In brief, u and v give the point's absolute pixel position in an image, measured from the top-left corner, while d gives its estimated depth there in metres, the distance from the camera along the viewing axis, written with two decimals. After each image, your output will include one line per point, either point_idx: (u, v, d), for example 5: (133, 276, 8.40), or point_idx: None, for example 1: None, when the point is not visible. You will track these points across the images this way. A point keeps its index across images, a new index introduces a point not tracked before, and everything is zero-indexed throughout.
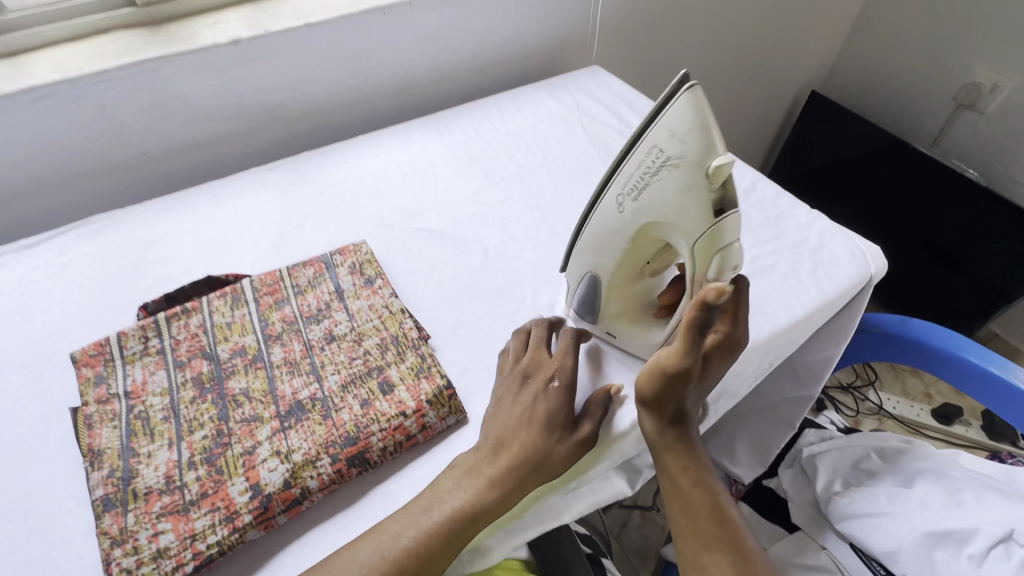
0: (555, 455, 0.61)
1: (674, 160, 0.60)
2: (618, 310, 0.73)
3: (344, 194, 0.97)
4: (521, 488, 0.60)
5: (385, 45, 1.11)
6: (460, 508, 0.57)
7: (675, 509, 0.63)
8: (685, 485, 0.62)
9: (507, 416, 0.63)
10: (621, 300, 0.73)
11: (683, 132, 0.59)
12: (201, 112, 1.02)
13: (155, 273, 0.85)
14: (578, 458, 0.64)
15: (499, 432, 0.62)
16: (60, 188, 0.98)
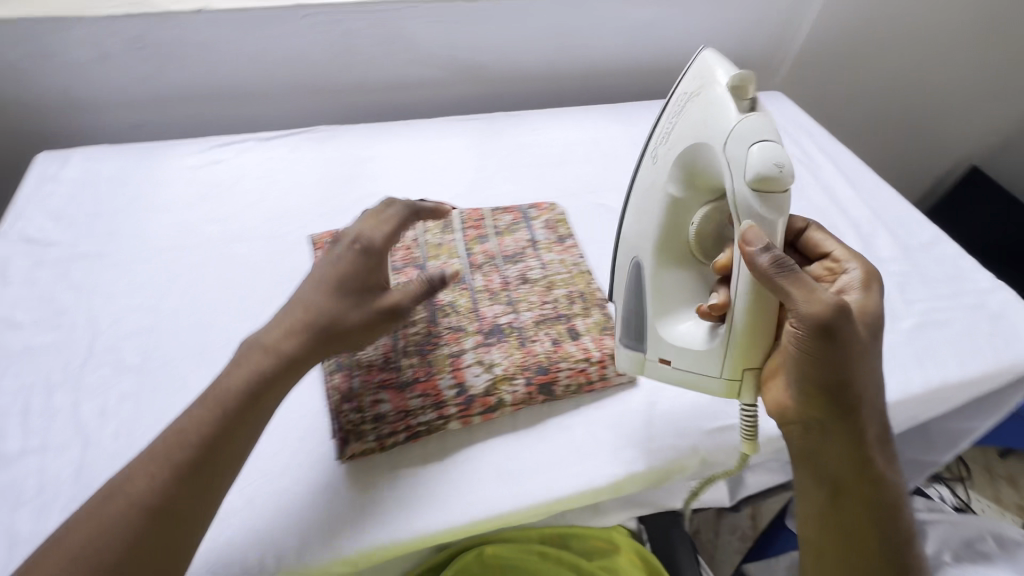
0: (341, 317, 0.60)
1: (695, 92, 0.60)
2: (660, 306, 0.64)
3: (532, 157, 1.04)
4: (276, 346, 0.59)
5: (591, 29, 1.17)
6: (224, 390, 0.56)
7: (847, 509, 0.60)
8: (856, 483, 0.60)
9: (311, 276, 0.64)
10: (664, 292, 0.63)
11: (705, 70, 0.60)
12: (420, 56, 1.10)
13: (367, 186, 0.95)
14: (374, 332, 0.62)
15: (303, 297, 0.62)
16: (288, 97, 1.09)
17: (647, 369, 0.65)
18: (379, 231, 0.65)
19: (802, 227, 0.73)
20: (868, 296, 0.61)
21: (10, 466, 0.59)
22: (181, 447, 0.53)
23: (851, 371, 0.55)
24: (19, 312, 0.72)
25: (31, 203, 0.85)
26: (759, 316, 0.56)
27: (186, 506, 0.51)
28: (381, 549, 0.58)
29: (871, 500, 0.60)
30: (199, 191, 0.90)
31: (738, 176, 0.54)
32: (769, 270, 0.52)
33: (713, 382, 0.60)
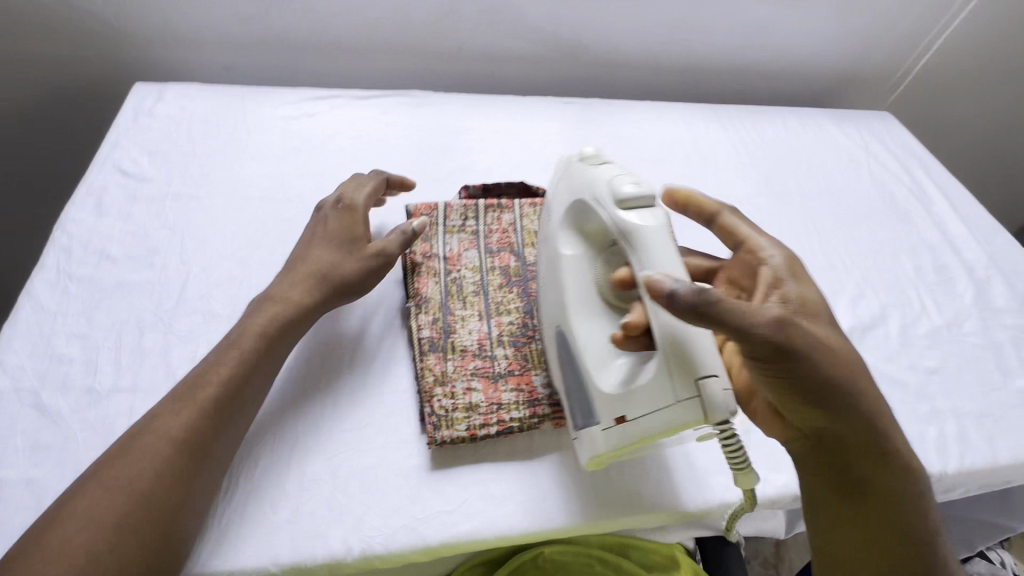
0: (342, 267, 0.63)
1: (558, 182, 0.63)
2: (595, 363, 0.56)
3: (629, 150, 0.99)
4: (285, 299, 0.60)
5: (704, 22, 1.10)
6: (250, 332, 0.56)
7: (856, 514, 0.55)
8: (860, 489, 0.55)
9: (306, 246, 0.65)
10: (593, 346, 0.56)
11: (561, 165, 0.64)
12: (523, 29, 1.05)
13: (460, 160, 0.92)
14: (376, 270, 0.65)
15: (307, 261, 0.63)
16: (384, 56, 1.05)
17: (606, 442, 0.54)
18: (360, 194, 0.69)
19: (712, 211, 0.62)
20: (801, 285, 0.55)
21: (101, 402, 0.59)
22: (202, 381, 0.52)
23: (816, 377, 0.50)
24: (114, 245, 0.71)
25: (125, 133, 0.84)
26: (692, 336, 0.47)
27: (214, 440, 0.50)
28: (464, 543, 0.56)
29: (879, 504, 0.54)
30: (292, 143, 0.88)
31: (612, 207, 0.53)
32: (693, 301, 0.44)
33: (672, 414, 0.48)
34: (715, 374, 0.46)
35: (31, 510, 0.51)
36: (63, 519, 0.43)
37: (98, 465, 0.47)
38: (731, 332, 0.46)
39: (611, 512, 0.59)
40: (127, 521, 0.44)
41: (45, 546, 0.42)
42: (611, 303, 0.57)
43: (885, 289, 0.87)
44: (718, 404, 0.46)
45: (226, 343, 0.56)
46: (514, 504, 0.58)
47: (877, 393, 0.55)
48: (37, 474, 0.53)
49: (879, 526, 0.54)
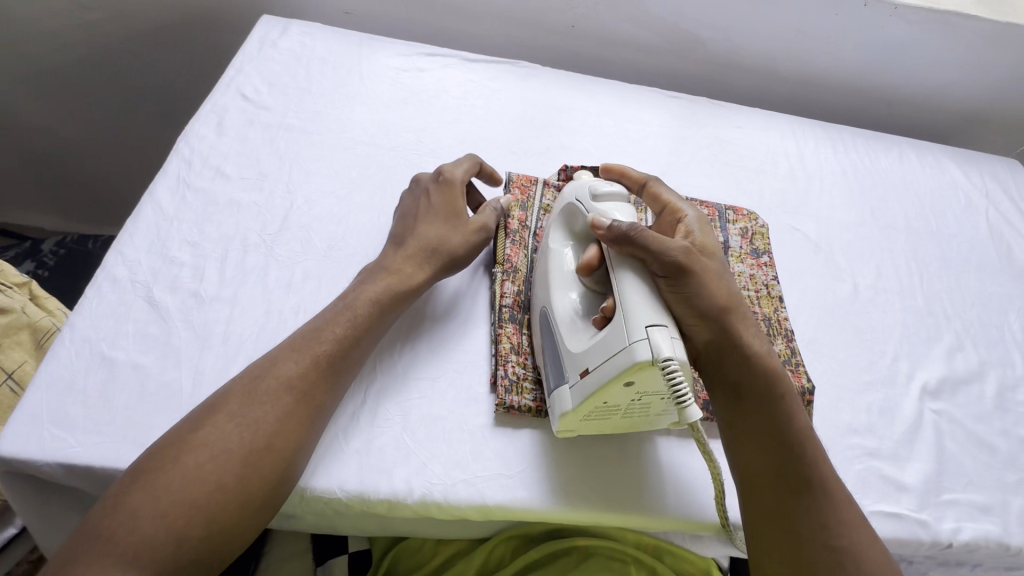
0: (444, 241, 0.65)
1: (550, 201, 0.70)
2: (569, 329, 0.57)
3: (732, 156, 0.96)
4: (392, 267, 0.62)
5: (834, 34, 1.04)
6: (362, 298, 0.59)
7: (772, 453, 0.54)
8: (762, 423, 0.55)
9: (404, 218, 0.67)
10: (569, 316, 0.58)
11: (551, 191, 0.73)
12: (642, 15, 1.03)
13: (559, 138, 0.91)
14: (476, 246, 0.67)
15: (408, 231, 0.65)
16: (497, 22, 1.04)
17: (570, 402, 0.55)
18: (459, 169, 0.70)
19: (640, 181, 0.68)
20: (703, 233, 0.62)
21: (203, 307, 0.62)
22: (318, 338, 0.55)
23: (705, 299, 0.55)
24: (229, 164, 0.75)
25: (249, 61, 0.87)
26: (638, 292, 0.52)
27: (325, 393, 0.53)
28: (516, 508, 0.57)
29: (767, 431, 0.55)
30: (400, 95, 0.89)
31: (588, 202, 0.60)
32: (623, 229, 0.54)
33: (622, 358, 0.50)
34: (663, 324, 0.50)
35: (134, 393, 0.55)
36: (195, 445, 0.47)
37: (225, 398, 0.50)
38: (647, 255, 0.54)
39: (659, 507, 0.59)
40: (251, 459, 0.47)
41: (182, 467, 0.45)
42: (588, 287, 0.59)
43: (986, 346, 0.82)
44: (663, 347, 0.49)
45: (341, 305, 0.58)
46: (570, 481, 0.59)
47: (752, 325, 0.59)
48: (143, 361, 0.57)
49: (768, 454, 0.54)
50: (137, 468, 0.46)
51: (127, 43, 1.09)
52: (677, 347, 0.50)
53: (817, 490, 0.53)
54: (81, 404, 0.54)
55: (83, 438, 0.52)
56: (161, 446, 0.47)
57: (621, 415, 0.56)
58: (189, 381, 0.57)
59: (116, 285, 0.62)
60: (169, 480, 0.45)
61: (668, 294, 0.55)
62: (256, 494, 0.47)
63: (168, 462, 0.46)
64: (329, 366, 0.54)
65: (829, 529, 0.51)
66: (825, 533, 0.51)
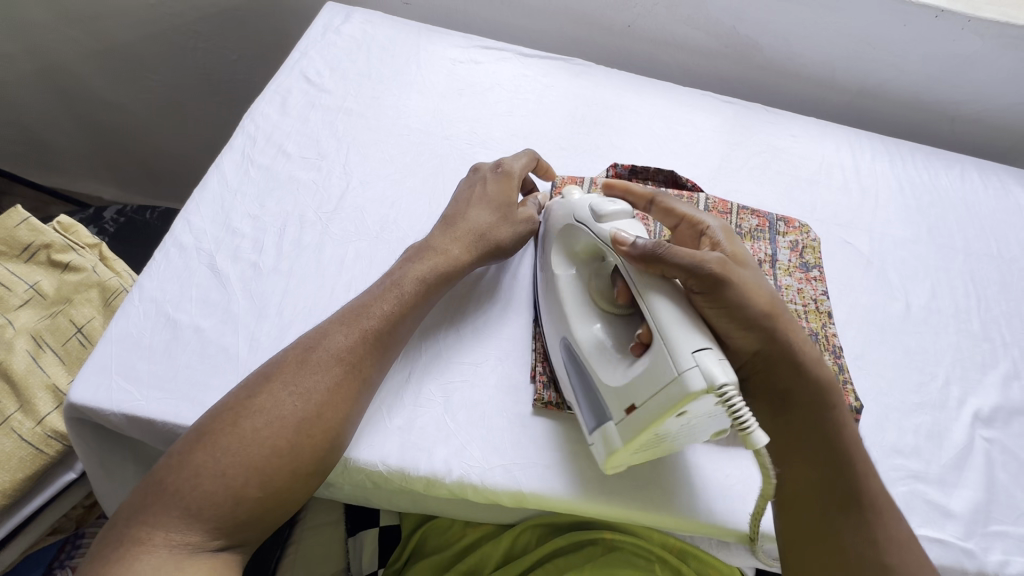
0: (494, 229, 0.66)
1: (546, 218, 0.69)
2: (598, 360, 0.56)
3: (784, 164, 0.94)
4: (439, 246, 0.64)
5: (899, 46, 1.01)
6: (407, 276, 0.60)
7: (815, 461, 0.57)
8: (816, 436, 0.57)
9: (456, 203, 0.68)
10: (594, 345, 0.57)
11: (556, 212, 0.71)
12: (700, 18, 1.02)
13: (610, 137, 0.91)
14: (521, 238, 0.68)
15: (459, 214, 0.66)
16: (554, 19, 1.05)
17: (619, 442, 0.53)
18: (517, 162, 0.71)
19: (646, 197, 0.66)
20: (732, 243, 0.61)
21: (262, 278, 0.64)
22: (361, 317, 0.56)
23: (747, 307, 0.55)
24: (290, 143, 0.77)
25: (313, 45, 0.90)
26: (669, 314, 0.51)
27: (372, 367, 0.55)
28: (552, 499, 0.58)
29: (815, 441, 0.57)
30: (456, 85, 0.90)
31: (592, 223, 0.59)
32: (648, 248, 0.53)
33: (672, 390, 0.48)
34: (709, 348, 0.48)
35: (195, 354, 0.58)
36: (255, 409, 0.49)
37: (280, 365, 0.52)
38: (681, 273, 0.53)
39: (697, 510, 0.58)
40: (304, 426, 0.49)
41: (242, 430, 0.48)
42: (606, 311, 0.59)
43: None
44: (715, 372, 0.47)
45: (388, 283, 0.60)
46: (608, 474, 0.59)
47: (797, 329, 0.59)
48: (203, 325, 0.60)
49: (814, 464, 0.57)
50: (197, 431, 0.48)
51: (195, 24, 1.14)
52: (727, 368, 0.48)
53: (871, 508, 0.54)
54: (146, 359, 0.57)
55: (146, 393, 0.55)
56: (219, 411, 0.49)
57: (669, 441, 0.54)
58: (245, 346, 0.59)
59: (182, 251, 0.65)
60: (229, 442, 0.47)
61: (706, 307, 0.54)
62: (308, 458, 0.49)
63: (228, 426, 0.48)
64: (377, 342, 0.56)
65: (880, 546, 0.52)
66: (878, 552, 0.52)
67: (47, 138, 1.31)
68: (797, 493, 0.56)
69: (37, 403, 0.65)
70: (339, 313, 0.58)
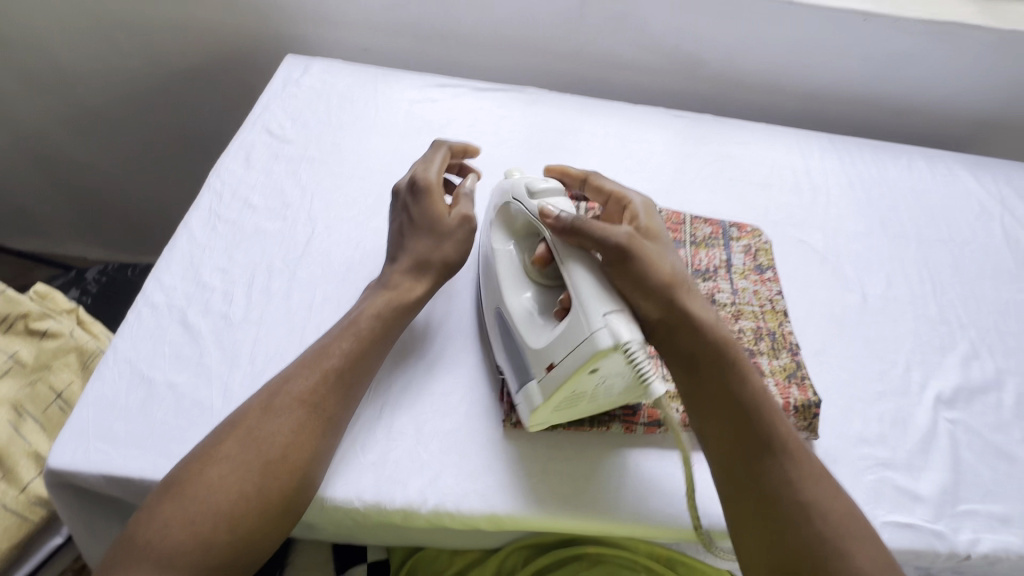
0: (438, 253, 0.67)
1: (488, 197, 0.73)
2: (528, 324, 0.60)
3: (736, 171, 0.98)
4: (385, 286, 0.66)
5: (835, 50, 1.06)
6: (360, 316, 0.63)
7: (720, 416, 0.58)
8: (725, 396, 0.58)
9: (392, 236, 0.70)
10: (524, 313, 0.61)
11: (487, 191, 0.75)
12: (645, 39, 1.07)
13: (566, 160, 0.94)
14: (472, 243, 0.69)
15: (399, 249, 0.68)
16: (507, 52, 1.10)
17: (538, 397, 0.57)
18: (430, 170, 0.70)
19: (582, 177, 0.73)
20: (645, 217, 0.66)
21: (233, 329, 0.67)
22: (319, 356, 0.58)
23: (651, 278, 0.57)
24: (255, 195, 0.80)
25: (274, 99, 0.94)
26: (584, 278, 0.55)
27: (337, 406, 0.57)
28: (529, 518, 0.59)
29: (721, 402, 0.58)
30: (414, 124, 0.94)
31: (526, 199, 0.63)
32: (569, 221, 0.58)
33: (585, 347, 0.52)
34: (618, 310, 0.53)
35: (171, 410, 0.60)
36: (221, 456, 0.51)
37: (246, 410, 0.54)
38: (594, 245, 0.57)
39: (671, 518, 0.61)
40: (269, 471, 0.51)
41: (206, 479, 0.50)
42: (537, 281, 0.63)
43: (1004, 353, 0.81)
44: (621, 331, 0.52)
45: (347, 323, 0.62)
46: (581, 489, 0.61)
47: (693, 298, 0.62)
48: (177, 380, 0.62)
49: (722, 421, 0.58)
50: (164, 484, 0.50)
51: (164, 85, 1.19)
52: (632, 328, 0.53)
53: (778, 448, 0.56)
54: (123, 420, 0.59)
55: (123, 452, 0.57)
56: (186, 462, 0.51)
57: (587, 400, 0.58)
58: (219, 397, 0.61)
59: (154, 310, 0.67)
60: (196, 491, 0.49)
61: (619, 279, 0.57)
62: (275, 500, 0.51)
63: (193, 476, 0.50)
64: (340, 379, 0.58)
65: (791, 484, 0.54)
66: (789, 489, 0.54)
67: (28, 206, 1.35)
68: (718, 456, 0.57)
69: (21, 471, 0.66)
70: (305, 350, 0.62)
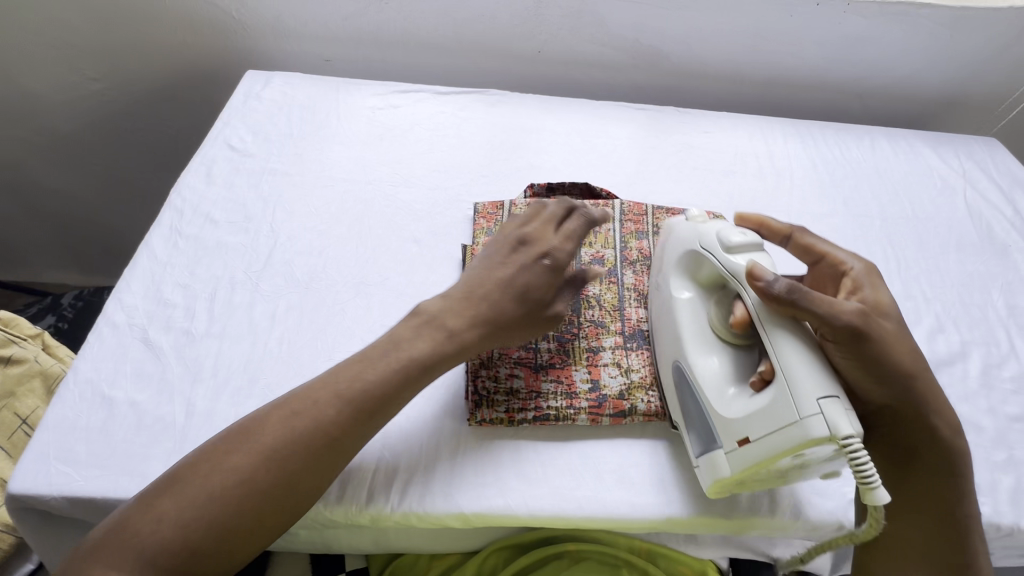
0: (514, 335, 0.63)
1: (668, 239, 0.69)
2: (713, 388, 0.58)
3: (699, 160, 0.98)
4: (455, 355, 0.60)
5: (792, 35, 1.07)
6: (405, 360, 0.58)
7: (947, 539, 0.56)
8: (931, 486, 0.57)
9: (487, 285, 0.63)
10: (712, 377, 0.59)
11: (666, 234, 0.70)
12: (604, 35, 1.07)
13: (529, 158, 0.95)
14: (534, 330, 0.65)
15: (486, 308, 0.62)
16: (469, 54, 1.11)
17: (727, 469, 0.56)
18: (567, 253, 0.66)
19: (783, 232, 0.65)
20: (868, 289, 0.60)
21: (195, 343, 0.67)
22: (359, 389, 0.55)
23: (886, 365, 0.55)
24: (217, 210, 0.80)
25: (235, 113, 0.94)
26: (798, 357, 0.51)
27: (343, 442, 0.54)
28: (494, 516, 0.59)
29: (941, 519, 0.56)
30: (376, 131, 0.95)
31: (721, 254, 0.59)
32: (785, 290, 0.52)
33: (794, 432, 0.50)
34: (835, 396, 0.50)
35: (131, 428, 0.60)
36: (200, 487, 0.49)
37: (232, 435, 0.52)
38: (816, 320, 0.53)
39: (637, 508, 0.61)
40: (253, 494, 0.49)
41: (189, 492, 0.48)
42: (728, 343, 0.60)
43: (969, 325, 0.81)
44: (842, 423, 0.48)
45: (391, 353, 0.58)
46: (616, 484, 0.62)
47: (926, 382, 0.58)
48: (138, 398, 0.62)
49: (933, 531, 0.56)
50: (157, 485, 0.50)
51: (131, 106, 1.19)
52: (851, 418, 0.50)
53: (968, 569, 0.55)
54: (83, 441, 0.58)
55: (85, 472, 0.57)
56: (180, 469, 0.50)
57: (776, 476, 0.57)
58: (181, 413, 0.61)
59: (115, 329, 0.67)
60: (174, 500, 0.48)
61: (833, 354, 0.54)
62: (250, 520, 0.49)
63: (173, 486, 0.49)
64: (358, 419, 0.55)
65: None
66: None
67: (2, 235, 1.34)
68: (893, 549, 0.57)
69: None
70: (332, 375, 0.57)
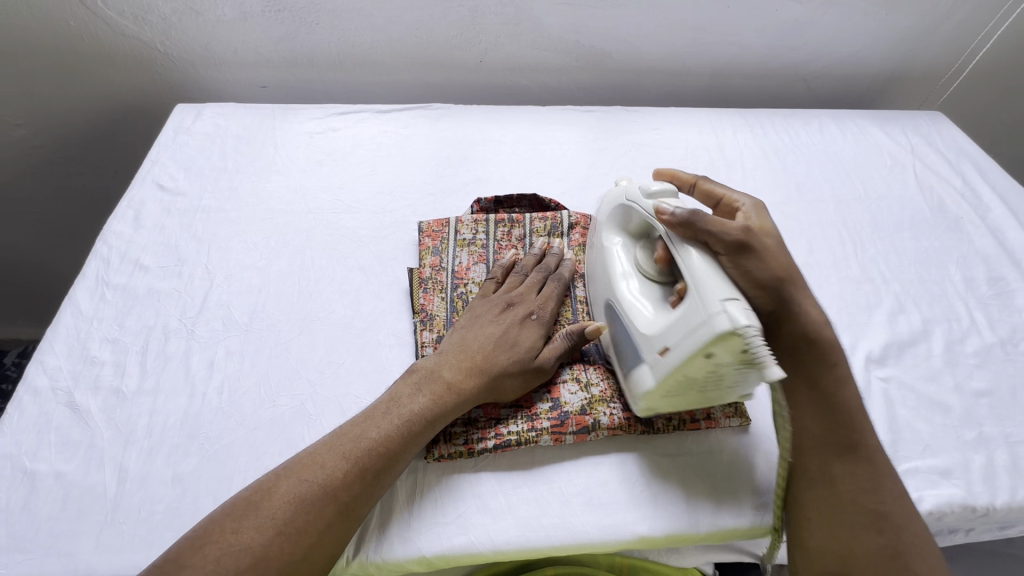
0: (508, 383, 0.61)
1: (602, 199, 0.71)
2: (633, 309, 0.59)
3: (650, 158, 0.97)
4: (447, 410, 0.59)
5: (732, 26, 1.07)
6: (404, 429, 0.56)
7: (832, 419, 0.57)
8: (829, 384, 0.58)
9: (481, 335, 0.63)
10: (632, 301, 0.60)
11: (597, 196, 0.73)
12: (545, 39, 1.06)
13: (476, 171, 0.92)
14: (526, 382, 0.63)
15: (478, 355, 0.62)
16: (409, 69, 1.08)
17: (651, 381, 0.57)
18: (553, 304, 0.68)
19: (689, 181, 0.66)
20: (760, 217, 0.61)
21: (126, 402, 0.62)
22: (347, 468, 0.52)
23: (768, 275, 0.57)
24: (147, 256, 0.76)
25: (165, 149, 0.90)
26: (703, 266, 0.53)
27: (331, 538, 0.50)
28: (458, 556, 0.56)
29: (828, 405, 0.57)
30: (316, 156, 0.91)
31: (642, 201, 0.60)
32: (687, 215, 0.55)
33: (702, 332, 0.50)
34: (737, 297, 0.50)
35: (57, 503, 0.55)
36: None
37: (208, 533, 0.47)
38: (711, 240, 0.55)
39: (607, 532, 0.58)
40: None
41: None
42: (650, 277, 0.61)
43: (929, 303, 0.81)
44: (740, 317, 0.48)
45: (389, 410, 0.57)
46: (583, 507, 0.59)
47: (809, 293, 0.60)
48: (65, 468, 0.57)
49: (822, 417, 0.57)
50: None
51: (60, 152, 1.13)
52: (753, 317, 0.49)
53: (861, 452, 0.56)
54: (5, 523, 0.54)
55: (7, 558, 0.52)
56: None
57: (703, 390, 0.57)
58: (113, 481, 0.57)
59: (37, 396, 0.62)
60: None
61: (732, 270, 0.56)
62: None
63: None
64: (343, 506, 0.51)
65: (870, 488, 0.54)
66: (868, 494, 0.54)
67: None
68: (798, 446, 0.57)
69: None
70: (326, 445, 0.53)
